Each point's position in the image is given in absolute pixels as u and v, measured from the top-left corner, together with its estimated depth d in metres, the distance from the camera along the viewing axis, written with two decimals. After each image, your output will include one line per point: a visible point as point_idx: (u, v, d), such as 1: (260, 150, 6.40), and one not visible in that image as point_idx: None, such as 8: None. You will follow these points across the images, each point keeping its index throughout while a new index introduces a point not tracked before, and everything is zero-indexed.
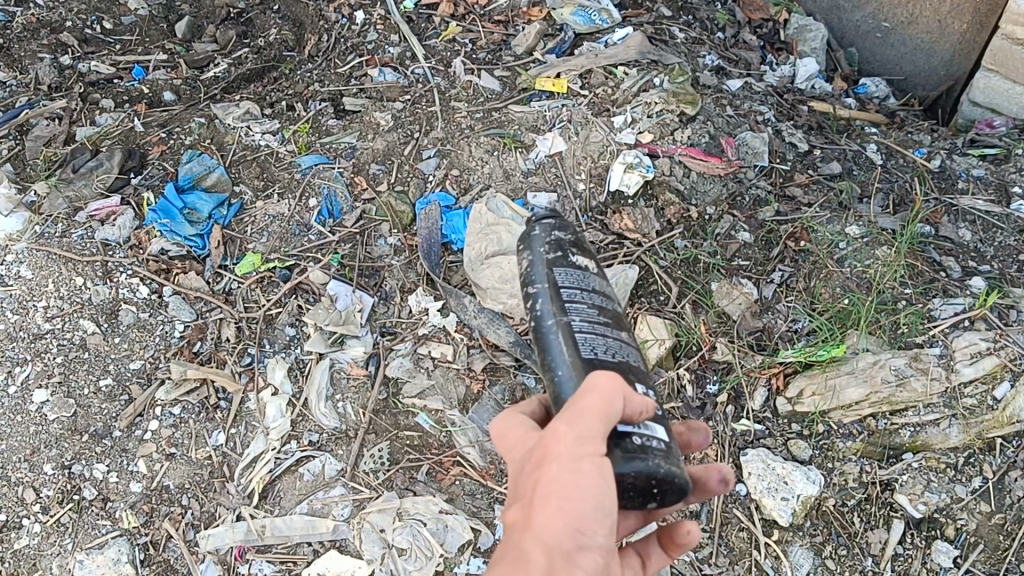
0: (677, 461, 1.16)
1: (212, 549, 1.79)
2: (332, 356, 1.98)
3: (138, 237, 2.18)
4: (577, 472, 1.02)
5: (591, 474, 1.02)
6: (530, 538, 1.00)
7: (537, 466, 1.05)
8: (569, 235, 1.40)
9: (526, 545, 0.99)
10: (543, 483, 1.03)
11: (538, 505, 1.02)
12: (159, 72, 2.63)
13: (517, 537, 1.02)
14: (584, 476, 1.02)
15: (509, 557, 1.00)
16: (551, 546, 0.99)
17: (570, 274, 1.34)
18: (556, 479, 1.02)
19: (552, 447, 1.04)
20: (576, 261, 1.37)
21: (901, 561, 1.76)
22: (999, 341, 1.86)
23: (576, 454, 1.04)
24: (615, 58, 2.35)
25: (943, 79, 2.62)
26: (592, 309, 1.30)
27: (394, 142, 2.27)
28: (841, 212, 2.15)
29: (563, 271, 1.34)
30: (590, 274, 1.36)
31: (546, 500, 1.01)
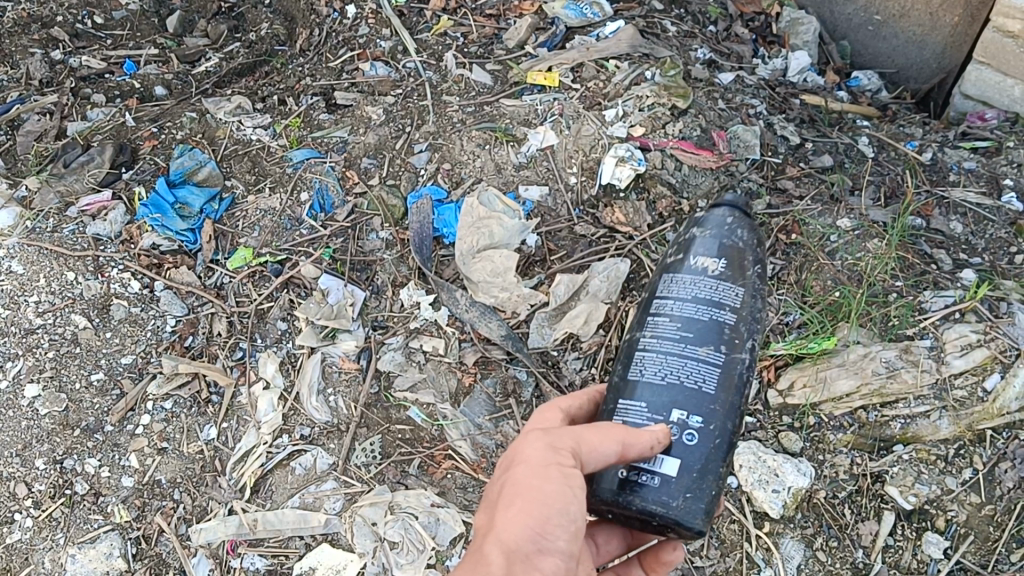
0: (666, 501, 1.20)
1: (204, 543, 1.80)
2: (323, 350, 1.98)
3: (129, 232, 2.19)
4: (543, 477, 1.12)
5: (556, 480, 1.12)
6: (492, 538, 1.10)
7: (508, 475, 1.16)
8: (701, 234, 1.36)
9: (487, 545, 1.09)
10: (511, 489, 1.13)
11: (502, 509, 1.12)
12: (150, 66, 2.63)
13: (481, 539, 1.11)
14: (551, 482, 1.12)
15: (472, 557, 1.10)
16: (510, 545, 1.08)
17: (675, 291, 1.32)
18: (523, 484, 1.12)
19: (524, 455, 1.15)
20: (698, 258, 1.34)
21: (891, 553, 1.76)
22: (989, 333, 1.86)
23: (545, 462, 1.13)
24: (606, 52, 2.35)
25: (935, 71, 2.62)
26: (672, 328, 1.28)
27: (385, 136, 2.27)
28: (832, 204, 2.16)
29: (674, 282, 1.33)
30: (699, 280, 1.30)
31: (510, 503, 1.12)
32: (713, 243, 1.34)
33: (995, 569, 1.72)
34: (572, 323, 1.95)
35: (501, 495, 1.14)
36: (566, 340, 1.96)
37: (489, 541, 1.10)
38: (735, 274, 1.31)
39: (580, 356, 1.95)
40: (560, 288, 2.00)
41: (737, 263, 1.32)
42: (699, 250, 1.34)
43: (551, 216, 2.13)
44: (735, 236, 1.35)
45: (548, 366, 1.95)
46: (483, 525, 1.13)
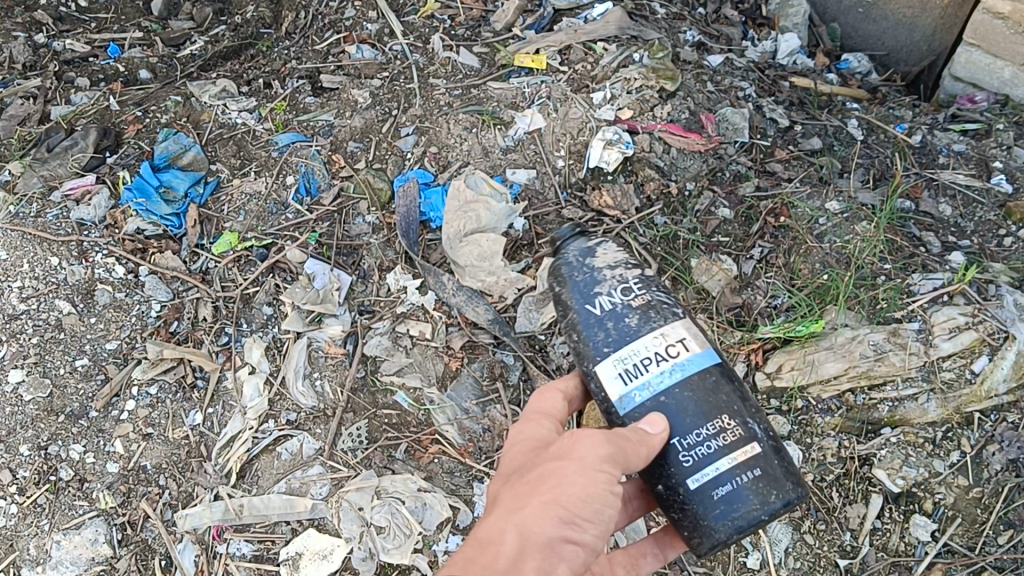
0: (766, 480, 1.31)
1: (189, 529, 1.80)
2: (309, 335, 1.97)
3: (114, 217, 2.16)
4: (592, 483, 1.18)
5: (599, 487, 1.19)
6: (513, 518, 1.15)
7: (556, 461, 1.21)
8: (597, 286, 1.42)
9: (509, 526, 1.14)
10: (553, 481, 1.18)
11: (538, 492, 1.17)
12: (134, 50, 2.59)
13: (501, 516, 1.16)
14: (595, 488, 1.18)
15: (490, 533, 1.14)
16: (531, 532, 1.14)
17: (616, 250, 1.47)
18: (571, 478, 1.18)
19: (579, 449, 1.20)
20: (601, 305, 1.40)
21: (878, 536, 1.77)
22: (977, 316, 1.85)
23: (597, 467, 1.19)
24: (594, 34, 2.33)
25: (926, 53, 2.60)
26: (637, 278, 1.43)
27: (372, 119, 2.25)
28: (821, 186, 2.14)
29: (606, 256, 1.46)
30: (599, 326, 1.39)
31: (549, 490, 1.17)
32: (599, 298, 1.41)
33: (983, 551, 1.73)
34: None
35: (541, 478, 1.19)
36: (554, 324, 1.95)
37: (515, 517, 1.15)
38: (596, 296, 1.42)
39: (568, 340, 1.94)
40: (547, 272, 1.99)
41: (583, 296, 1.42)
42: (601, 295, 1.41)
43: (538, 200, 2.12)
44: (580, 283, 1.44)
45: (535, 351, 1.94)
46: (512, 498, 1.19)
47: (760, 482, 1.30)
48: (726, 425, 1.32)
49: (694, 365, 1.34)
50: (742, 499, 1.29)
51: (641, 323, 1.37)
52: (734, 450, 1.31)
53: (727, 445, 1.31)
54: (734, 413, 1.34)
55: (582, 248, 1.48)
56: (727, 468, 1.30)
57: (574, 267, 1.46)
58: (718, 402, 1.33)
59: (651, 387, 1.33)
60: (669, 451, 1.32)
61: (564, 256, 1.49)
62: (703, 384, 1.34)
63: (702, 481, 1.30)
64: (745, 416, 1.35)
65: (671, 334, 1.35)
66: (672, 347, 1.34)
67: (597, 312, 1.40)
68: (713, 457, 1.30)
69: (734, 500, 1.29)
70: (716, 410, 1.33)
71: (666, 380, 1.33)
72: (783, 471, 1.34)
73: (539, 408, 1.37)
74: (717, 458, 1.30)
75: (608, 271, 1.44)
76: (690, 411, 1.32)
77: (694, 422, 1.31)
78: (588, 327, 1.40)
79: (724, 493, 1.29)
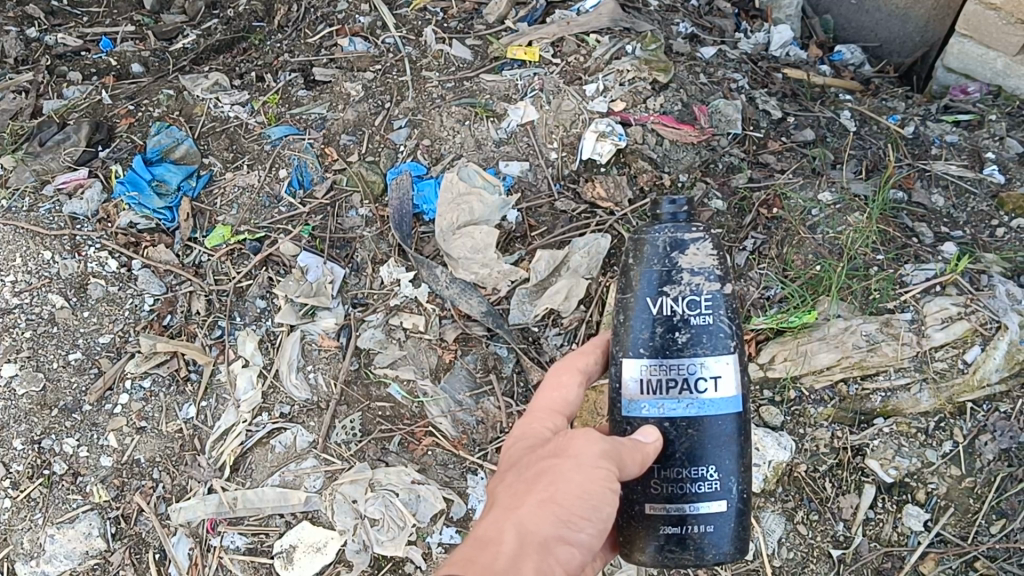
0: (723, 539, 1.32)
1: (184, 522, 1.82)
2: (303, 328, 1.97)
3: (106, 211, 2.16)
4: (588, 481, 1.20)
5: (597, 484, 1.20)
6: (513, 519, 1.15)
7: (554, 463, 1.23)
8: (661, 281, 1.31)
9: (507, 526, 1.14)
10: (551, 479, 1.20)
11: (536, 491, 1.19)
12: (126, 44, 2.58)
13: (500, 517, 1.17)
14: (592, 485, 1.20)
15: (488, 534, 1.13)
16: (530, 529, 1.14)
17: (707, 253, 1.32)
18: (568, 477, 1.20)
19: (576, 450, 1.23)
20: (659, 306, 1.31)
21: (872, 525, 1.79)
22: (971, 305, 1.84)
23: (593, 465, 1.21)
24: (587, 26, 2.32)
25: (919, 45, 2.62)
26: (710, 293, 1.31)
27: (365, 112, 2.25)
28: (814, 177, 2.14)
29: (694, 258, 1.31)
30: (642, 323, 1.32)
31: (546, 488, 1.19)
32: (659, 295, 1.31)
33: (976, 541, 1.75)
34: (553, 299, 1.94)
35: (538, 478, 1.21)
36: (547, 316, 1.95)
37: (514, 516, 1.16)
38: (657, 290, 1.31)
39: (561, 333, 1.95)
40: (540, 265, 1.97)
41: (645, 283, 1.32)
42: (663, 296, 1.31)
43: (531, 192, 2.12)
44: (651, 267, 1.32)
45: (529, 343, 1.95)
46: (510, 500, 1.20)
47: (711, 538, 1.31)
48: (711, 475, 1.30)
49: (715, 409, 1.29)
50: (687, 544, 1.31)
51: (688, 345, 1.29)
52: (707, 501, 1.30)
53: (706, 491, 1.30)
54: (725, 466, 1.31)
55: (677, 233, 1.32)
56: (692, 513, 1.30)
57: (657, 251, 1.32)
58: (718, 453, 1.30)
59: (661, 408, 1.30)
60: (654, 471, 1.31)
61: (653, 233, 1.34)
62: (709, 430, 1.30)
63: (668, 513, 1.30)
64: (733, 473, 1.32)
65: (710, 369, 1.29)
66: (704, 382, 1.29)
67: (654, 314, 1.31)
68: (685, 496, 1.30)
69: (681, 544, 1.31)
70: (711, 459, 1.30)
71: (679, 410, 1.29)
72: (737, 533, 1.34)
73: (549, 402, 1.40)
74: (692, 499, 1.30)
75: (688, 274, 1.31)
76: (684, 448, 1.29)
77: (684, 460, 1.30)
78: (637, 320, 1.32)
79: (675, 536, 1.30)
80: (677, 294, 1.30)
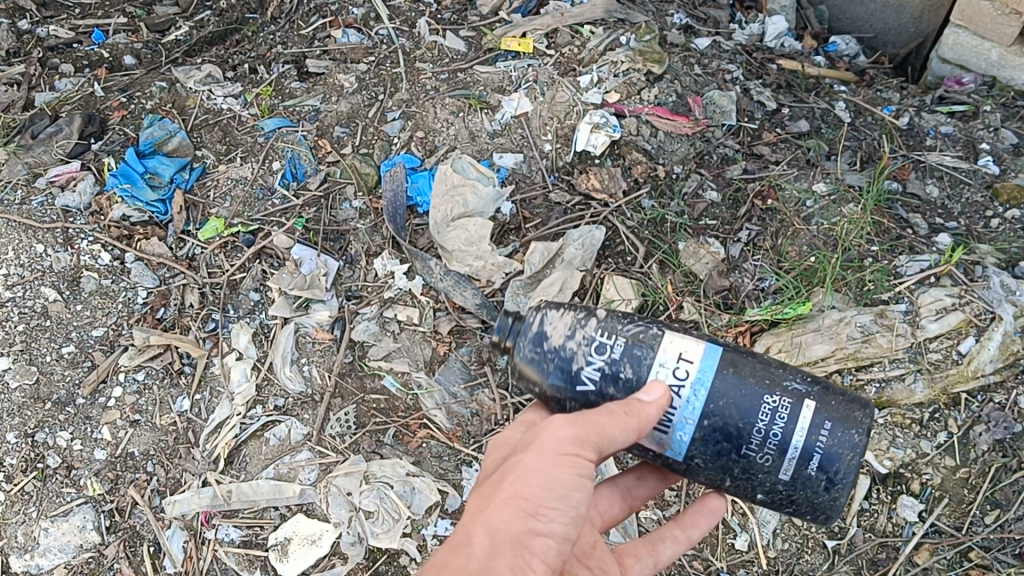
0: (846, 428, 1.25)
1: (178, 515, 1.81)
2: (296, 321, 1.96)
3: (99, 203, 2.15)
4: (554, 468, 1.18)
5: (566, 471, 1.19)
6: (482, 519, 1.16)
7: (523, 452, 1.21)
8: (567, 364, 1.29)
9: (475, 526, 1.16)
10: (518, 474, 1.19)
11: (506, 486, 1.19)
12: (119, 36, 2.55)
13: (470, 518, 1.18)
14: (558, 472, 1.18)
15: (460, 535, 1.16)
16: (497, 530, 1.15)
17: (561, 316, 1.31)
18: (532, 469, 1.19)
19: (544, 437, 1.20)
20: (590, 376, 1.28)
21: (866, 517, 1.77)
22: (964, 297, 1.85)
23: (560, 451, 1.19)
24: (581, 17, 2.32)
25: (914, 36, 2.62)
26: (596, 326, 1.29)
27: (358, 104, 2.25)
28: (808, 169, 2.13)
29: (557, 329, 1.30)
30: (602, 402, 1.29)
31: (515, 483, 1.18)
32: (578, 380, 1.29)
33: (970, 531, 1.73)
34: (547, 290, 1.93)
35: (507, 475, 1.20)
36: None
37: (482, 520, 1.16)
38: (575, 377, 1.29)
39: None
40: (534, 257, 1.98)
41: (566, 390, 1.30)
42: (583, 369, 1.28)
43: (526, 183, 2.12)
44: (546, 373, 1.31)
45: None
46: (481, 499, 1.20)
47: (842, 431, 1.25)
48: (780, 399, 1.25)
49: (705, 375, 1.24)
50: (838, 457, 1.25)
51: (634, 369, 1.26)
52: (797, 422, 1.25)
53: (790, 415, 1.24)
54: (775, 380, 1.26)
55: (533, 337, 1.32)
56: (805, 440, 1.25)
57: (540, 362, 1.31)
58: (756, 377, 1.25)
59: (688, 421, 1.25)
60: (749, 464, 1.25)
61: (520, 352, 1.33)
62: (729, 380, 1.24)
63: (794, 465, 1.25)
64: (779, 378, 1.26)
65: (666, 360, 1.25)
66: (678, 372, 1.24)
67: (594, 388, 1.28)
68: (787, 440, 1.24)
69: (829, 464, 1.25)
70: (758, 393, 1.24)
71: (695, 405, 1.24)
72: (846, 402, 1.28)
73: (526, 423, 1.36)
74: (791, 435, 1.24)
75: (570, 341, 1.29)
76: (736, 409, 1.24)
77: (750, 424, 1.24)
78: (591, 405, 1.30)
79: (819, 465, 1.25)
80: (581, 353, 1.28)
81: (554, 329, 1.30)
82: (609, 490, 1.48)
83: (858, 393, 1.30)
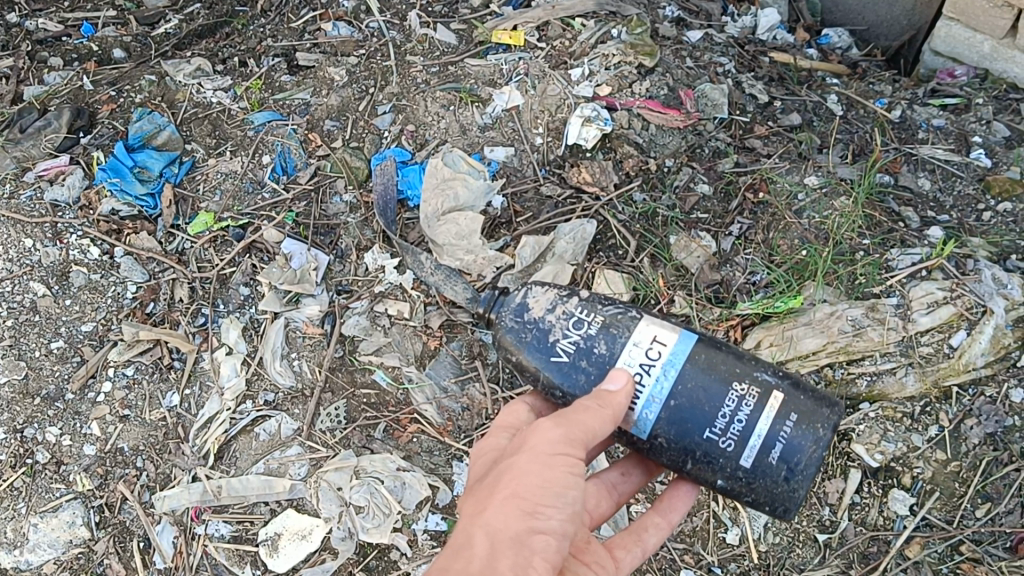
0: (812, 422, 1.30)
1: (168, 510, 1.80)
2: (287, 315, 1.96)
3: (88, 198, 2.14)
4: (548, 467, 1.20)
5: (560, 470, 1.20)
6: (480, 524, 1.16)
7: (514, 457, 1.23)
8: (546, 336, 1.35)
9: (474, 530, 1.16)
10: (511, 478, 1.20)
11: (500, 489, 1.19)
12: (108, 29, 2.54)
13: (467, 523, 1.18)
14: (551, 470, 1.20)
15: (459, 541, 1.16)
16: (497, 531, 1.15)
17: (544, 291, 1.38)
18: (526, 469, 1.20)
19: (535, 440, 1.22)
20: (564, 350, 1.34)
21: (857, 510, 1.77)
22: (956, 290, 1.84)
23: (553, 452, 1.21)
24: (572, 10, 2.32)
25: (906, 29, 2.61)
26: (577, 304, 1.35)
27: (349, 97, 2.24)
28: (800, 162, 2.12)
29: (539, 303, 1.37)
30: (574, 376, 1.33)
31: (509, 484, 1.19)
32: (552, 352, 1.34)
33: (961, 524, 1.73)
34: None
35: (500, 479, 1.21)
36: None
37: (481, 523, 1.16)
38: (551, 349, 1.34)
39: None
40: (526, 250, 1.97)
41: (540, 362, 1.35)
42: (559, 343, 1.34)
43: (517, 176, 2.11)
44: (525, 343, 1.36)
45: None
46: (477, 504, 1.20)
47: (804, 425, 1.29)
48: (747, 389, 1.29)
49: (677, 357, 1.29)
50: (800, 449, 1.29)
51: (609, 345, 1.31)
52: (762, 412, 1.29)
53: (756, 405, 1.29)
54: (744, 370, 1.31)
55: (515, 309, 1.38)
56: (768, 429, 1.29)
57: (519, 333, 1.37)
58: (724, 366, 1.30)
59: (656, 399, 1.28)
60: (711, 448, 1.29)
61: (501, 321, 1.40)
62: (698, 367, 1.29)
63: (756, 452, 1.28)
64: (749, 369, 1.31)
65: (641, 339, 1.30)
66: (651, 352, 1.29)
67: (567, 361, 1.33)
68: (751, 428, 1.28)
69: (791, 455, 1.29)
70: (726, 380, 1.29)
71: (664, 385, 1.28)
72: (814, 401, 1.32)
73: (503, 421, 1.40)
74: (756, 422, 1.29)
75: (551, 316, 1.35)
76: (703, 396, 1.28)
77: (716, 409, 1.28)
78: (563, 378, 1.34)
79: (780, 455, 1.29)
80: (560, 327, 1.35)
81: (537, 303, 1.37)
82: (595, 486, 1.49)
83: (827, 393, 1.34)
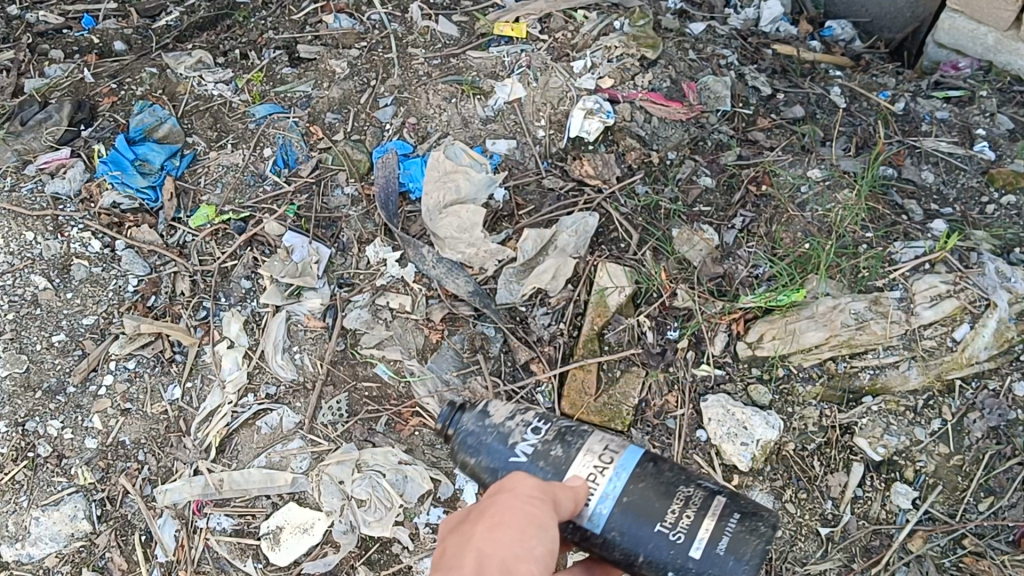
0: (756, 525, 1.27)
1: (169, 504, 1.80)
2: (288, 308, 1.95)
3: (90, 191, 2.13)
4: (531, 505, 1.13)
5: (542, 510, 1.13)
6: (470, 547, 1.09)
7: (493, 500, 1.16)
8: (500, 437, 1.31)
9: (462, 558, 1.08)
10: (496, 510, 1.13)
11: (483, 521, 1.12)
12: (110, 21, 2.52)
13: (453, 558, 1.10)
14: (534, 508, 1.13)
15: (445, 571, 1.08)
16: (486, 554, 1.07)
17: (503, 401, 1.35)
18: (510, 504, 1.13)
19: (513, 483, 1.16)
20: (522, 452, 1.30)
21: (860, 504, 1.77)
22: (959, 284, 1.84)
23: (533, 495, 1.15)
24: (574, 2, 2.31)
25: (909, 21, 2.59)
26: (537, 416, 1.33)
27: (350, 90, 2.24)
28: (803, 155, 2.12)
29: (499, 410, 1.34)
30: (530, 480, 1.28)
31: (493, 515, 1.12)
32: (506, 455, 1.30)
33: (964, 518, 1.73)
34: (540, 279, 1.92)
35: (480, 516, 1.13)
36: (534, 295, 1.94)
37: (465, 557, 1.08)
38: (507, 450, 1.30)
39: (549, 312, 1.94)
40: (527, 243, 1.96)
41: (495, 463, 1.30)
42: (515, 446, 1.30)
43: (519, 169, 2.11)
44: (479, 449, 1.31)
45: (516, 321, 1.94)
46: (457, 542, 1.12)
47: (747, 521, 1.26)
48: (687, 491, 1.27)
49: (624, 463, 1.27)
50: (745, 544, 1.24)
51: (566, 449, 1.29)
52: (705, 517, 1.26)
53: (698, 507, 1.26)
54: (685, 480, 1.28)
55: (468, 421, 1.34)
56: (711, 530, 1.25)
57: (472, 441, 1.32)
58: (666, 492, 1.27)
59: (607, 495, 1.25)
60: (658, 542, 1.24)
61: (455, 433, 1.34)
62: (642, 469, 1.27)
63: (703, 543, 1.24)
64: (690, 481, 1.29)
65: (596, 442, 1.29)
66: (606, 454, 1.28)
67: (525, 460, 1.29)
68: (695, 527, 1.25)
69: (737, 548, 1.25)
70: (672, 498, 1.26)
71: (613, 481, 1.26)
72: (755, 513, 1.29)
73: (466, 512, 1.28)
74: (700, 524, 1.25)
75: (508, 421, 1.32)
76: (645, 500, 1.25)
77: (659, 512, 1.25)
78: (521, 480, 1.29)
79: (727, 547, 1.24)
80: (517, 427, 1.31)
81: (495, 410, 1.34)
82: None
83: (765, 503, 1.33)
